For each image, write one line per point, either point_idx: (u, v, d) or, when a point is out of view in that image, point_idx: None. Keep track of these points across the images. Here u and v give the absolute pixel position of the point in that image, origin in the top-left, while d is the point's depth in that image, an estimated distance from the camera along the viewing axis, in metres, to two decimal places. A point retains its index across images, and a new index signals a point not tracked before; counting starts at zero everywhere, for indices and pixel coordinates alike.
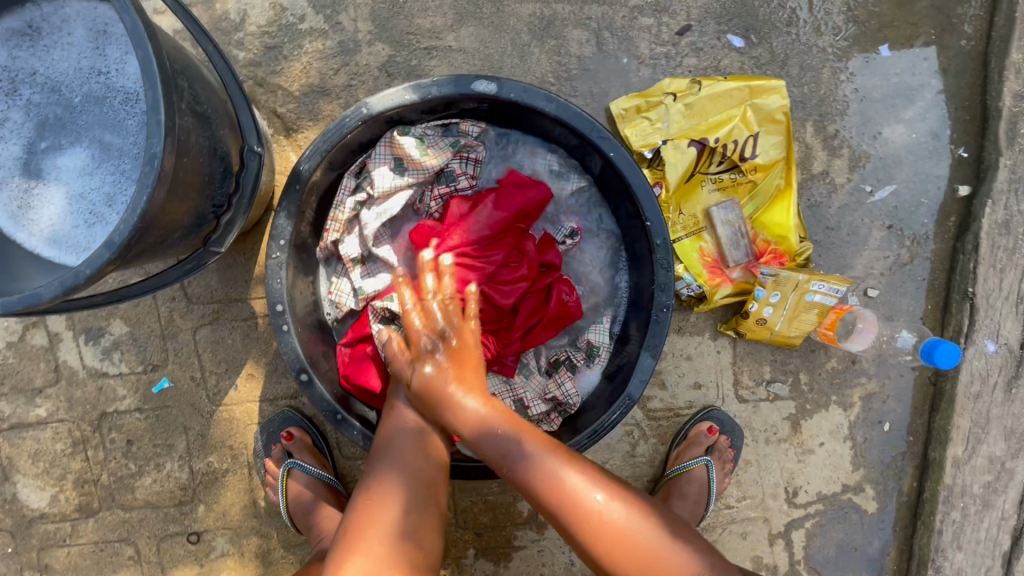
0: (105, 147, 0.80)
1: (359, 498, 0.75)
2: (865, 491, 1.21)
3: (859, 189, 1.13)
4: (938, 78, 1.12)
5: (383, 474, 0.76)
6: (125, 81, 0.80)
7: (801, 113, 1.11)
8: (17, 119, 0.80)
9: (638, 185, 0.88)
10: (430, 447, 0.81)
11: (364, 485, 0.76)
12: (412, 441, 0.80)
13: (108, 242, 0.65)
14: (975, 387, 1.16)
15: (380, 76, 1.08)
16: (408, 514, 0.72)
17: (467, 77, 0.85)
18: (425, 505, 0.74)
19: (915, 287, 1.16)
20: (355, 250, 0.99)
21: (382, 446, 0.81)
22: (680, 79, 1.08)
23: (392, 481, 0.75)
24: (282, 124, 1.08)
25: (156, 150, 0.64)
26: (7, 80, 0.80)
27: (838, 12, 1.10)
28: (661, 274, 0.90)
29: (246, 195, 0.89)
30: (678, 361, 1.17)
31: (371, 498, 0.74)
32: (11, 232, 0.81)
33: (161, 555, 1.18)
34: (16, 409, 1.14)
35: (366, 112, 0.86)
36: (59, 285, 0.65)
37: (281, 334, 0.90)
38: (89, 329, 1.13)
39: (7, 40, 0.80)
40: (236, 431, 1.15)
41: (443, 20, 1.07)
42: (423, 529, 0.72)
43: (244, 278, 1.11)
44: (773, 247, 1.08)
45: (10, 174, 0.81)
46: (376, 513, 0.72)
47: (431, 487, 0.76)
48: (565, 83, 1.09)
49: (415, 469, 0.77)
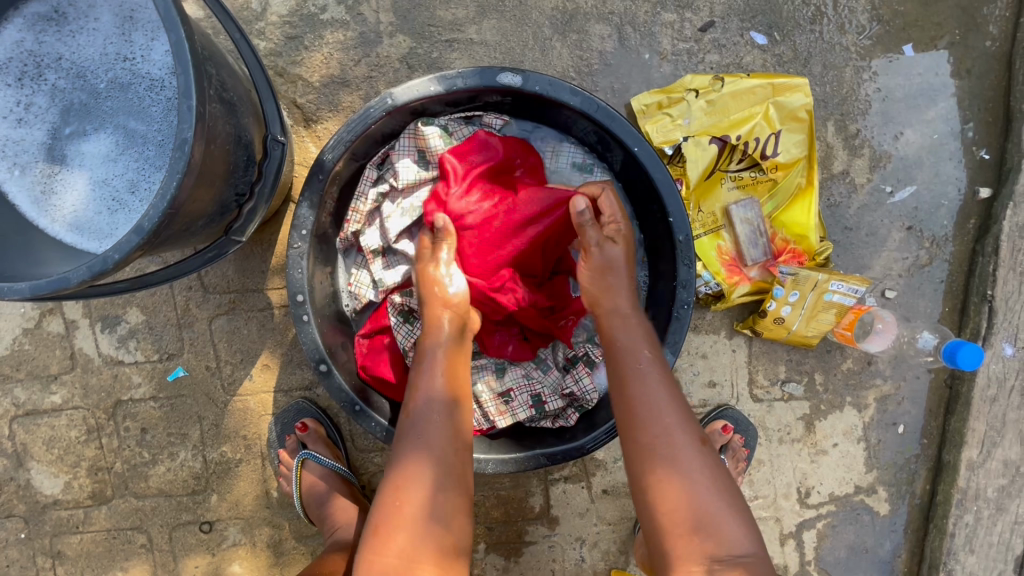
0: (129, 134, 0.80)
1: (385, 486, 0.72)
2: (877, 492, 1.21)
3: (879, 190, 1.13)
4: (961, 79, 1.12)
5: (409, 460, 0.72)
6: (150, 67, 0.80)
7: (822, 112, 1.11)
8: (41, 104, 0.80)
9: (662, 181, 0.87)
10: (458, 427, 0.76)
11: (387, 470, 0.73)
12: (439, 420, 0.75)
13: (136, 228, 0.65)
14: (992, 390, 1.15)
15: (401, 68, 1.07)
16: (434, 500, 0.70)
17: (493, 69, 0.85)
18: (451, 487, 0.72)
19: (933, 289, 1.16)
20: (375, 242, 0.99)
21: (402, 429, 0.76)
22: (702, 75, 1.07)
23: (418, 468, 0.71)
24: (302, 114, 1.08)
25: (187, 136, 0.64)
26: (32, 65, 0.80)
27: (862, 10, 1.09)
28: (682, 271, 0.90)
29: (268, 184, 0.89)
30: (693, 359, 1.16)
31: (396, 487, 0.71)
32: (34, 217, 0.81)
33: (173, 544, 1.18)
34: (32, 395, 1.15)
35: (391, 102, 0.86)
36: (87, 270, 0.65)
37: (301, 324, 0.90)
38: (106, 317, 1.13)
39: (33, 25, 0.80)
40: (250, 421, 1.15)
41: (465, 12, 1.07)
42: (452, 517, 0.71)
43: (260, 268, 1.11)
44: (792, 246, 1.08)
45: (34, 159, 0.81)
46: (403, 502, 0.70)
47: (458, 472, 0.73)
48: (586, 77, 1.08)
49: (441, 452, 0.73)
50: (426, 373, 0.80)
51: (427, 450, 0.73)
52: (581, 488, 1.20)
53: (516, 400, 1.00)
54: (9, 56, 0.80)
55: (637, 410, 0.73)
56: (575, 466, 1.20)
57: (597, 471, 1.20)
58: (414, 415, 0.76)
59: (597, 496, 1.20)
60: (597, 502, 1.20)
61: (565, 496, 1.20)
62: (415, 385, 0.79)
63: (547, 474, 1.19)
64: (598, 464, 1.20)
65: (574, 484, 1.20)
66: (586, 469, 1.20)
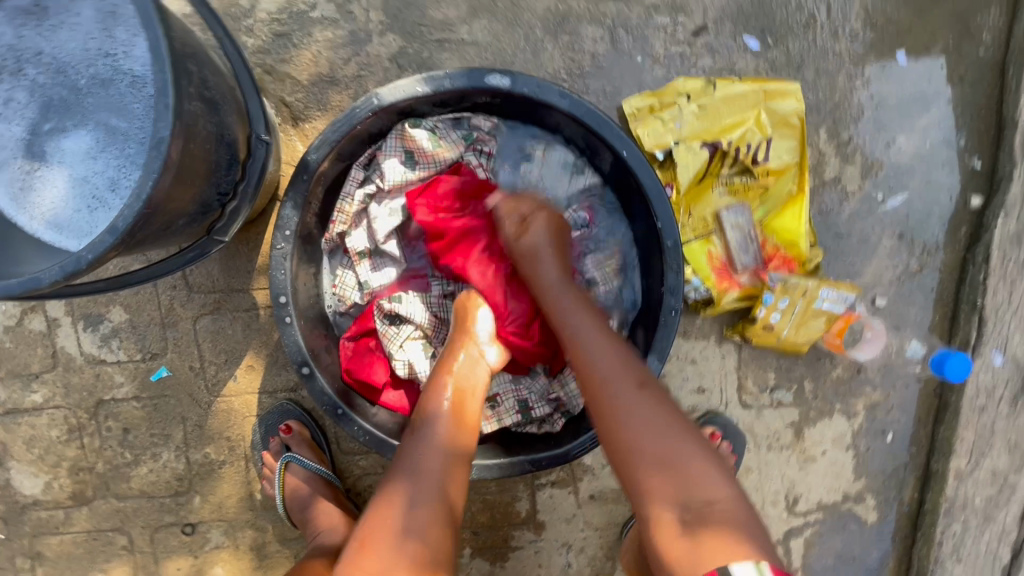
0: (110, 131, 0.79)
1: (372, 502, 0.74)
2: (866, 500, 1.21)
3: (871, 197, 1.12)
4: (953, 87, 1.11)
5: (396, 477, 0.74)
6: (133, 64, 0.79)
7: (814, 118, 1.10)
8: (20, 99, 0.79)
9: (650, 185, 0.86)
10: (453, 446, 0.78)
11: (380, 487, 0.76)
12: (435, 438, 0.78)
13: (111, 228, 0.63)
14: (981, 400, 1.15)
15: (390, 68, 1.06)
16: (410, 514, 0.70)
17: (481, 70, 0.84)
18: (434, 501, 0.72)
19: (923, 297, 1.15)
20: (362, 243, 0.98)
21: (401, 450, 0.78)
22: (694, 79, 1.06)
23: (403, 482, 0.73)
24: (290, 113, 1.06)
25: (163, 134, 0.63)
26: (10, 59, 0.79)
27: (856, 17, 1.09)
28: (670, 276, 0.89)
29: (252, 183, 0.88)
30: (682, 365, 1.15)
31: (381, 502, 0.72)
32: (11, 215, 0.79)
33: (155, 546, 1.17)
34: (12, 393, 1.13)
35: (377, 102, 0.84)
36: (60, 269, 0.63)
37: (284, 326, 0.88)
38: (88, 315, 1.11)
39: (11, 18, 0.78)
40: (234, 422, 1.14)
41: (456, 13, 1.06)
42: (425, 528, 0.70)
43: (246, 268, 1.10)
44: (782, 253, 1.08)
45: (12, 156, 0.80)
46: (383, 517, 0.71)
47: (445, 484, 0.74)
48: (578, 80, 1.07)
49: (428, 472, 0.74)
50: (433, 395, 0.83)
51: (414, 467, 0.75)
52: (568, 493, 1.19)
53: (502, 405, 1.00)
54: None
55: (609, 391, 0.73)
56: (562, 471, 1.19)
57: (584, 476, 1.19)
58: (414, 437, 0.79)
59: (584, 502, 1.19)
60: (584, 508, 1.19)
61: (552, 501, 1.19)
62: (425, 405, 0.83)
63: (534, 479, 1.18)
64: (585, 470, 1.19)
65: (562, 489, 1.19)
66: (573, 474, 1.19)
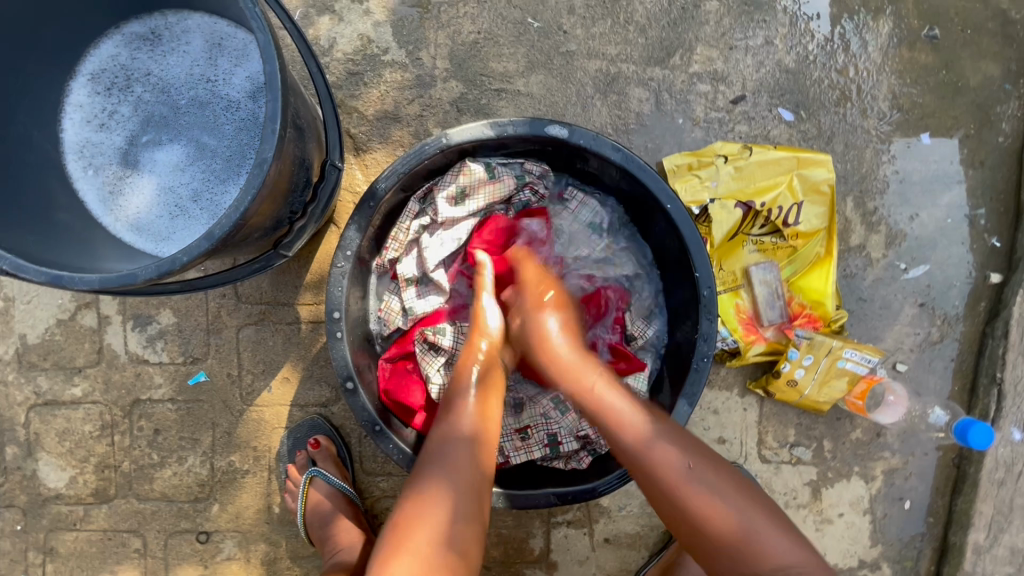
0: (200, 147, 0.87)
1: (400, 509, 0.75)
2: (881, 568, 1.20)
3: (894, 266, 1.17)
4: (974, 169, 1.18)
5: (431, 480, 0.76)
6: (229, 89, 0.86)
7: (842, 187, 1.17)
8: (125, 113, 0.88)
9: (691, 239, 0.92)
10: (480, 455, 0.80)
11: (409, 486, 0.78)
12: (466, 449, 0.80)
13: (208, 234, 0.68)
14: (999, 473, 1.16)
15: (450, 110, 1.15)
16: (448, 514, 0.73)
17: (543, 121, 0.91)
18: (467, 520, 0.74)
19: (943, 366, 1.18)
20: (411, 271, 1.04)
21: (433, 448, 0.81)
22: (732, 143, 1.14)
23: (434, 486, 0.76)
24: (354, 143, 1.15)
25: (266, 155, 0.68)
26: (123, 78, 0.88)
27: (884, 98, 1.16)
28: (705, 323, 0.93)
29: (321, 205, 0.95)
30: (704, 414, 1.18)
31: (412, 503, 0.74)
32: (99, 215, 0.87)
33: (167, 551, 1.18)
34: (53, 385, 1.16)
35: (446, 142, 0.91)
36: (155, 268, 0.68)
37: (334, 340, 0.92)
38: (138, 316, 1.16)
39: (130, 43, 0.89)
40: (263, 433, 1.16)
41: (515, 66, 1.15)
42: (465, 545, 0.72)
43: (295, 283, 1.15)
44: (809, 311, 1.12)
45: (109, 162, 0.88)
46: (421, 508, 0.74)
47: (476, 494, 0.77)
48: (622, 135, 1.16)
49: (459, 475, 0.77)
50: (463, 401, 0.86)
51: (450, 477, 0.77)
52: (583, 534, 1.19)
53: (532, 437, 1.03)
54: (104, 68, 0.89)
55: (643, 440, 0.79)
56: (579, 510, 1.19)
57: (601, 518, 1.19)
58: (445, 434, 0.82)
59: (598, 545, 1.19)
60: (598, 551, 1.19)
61: (566, 541, 1.19)
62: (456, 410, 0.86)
63: (550, 517, 1.18)
64: (602, 511, 1.19)
65: (578, 529, 1.19)
66: (590, 515, 1.19)
